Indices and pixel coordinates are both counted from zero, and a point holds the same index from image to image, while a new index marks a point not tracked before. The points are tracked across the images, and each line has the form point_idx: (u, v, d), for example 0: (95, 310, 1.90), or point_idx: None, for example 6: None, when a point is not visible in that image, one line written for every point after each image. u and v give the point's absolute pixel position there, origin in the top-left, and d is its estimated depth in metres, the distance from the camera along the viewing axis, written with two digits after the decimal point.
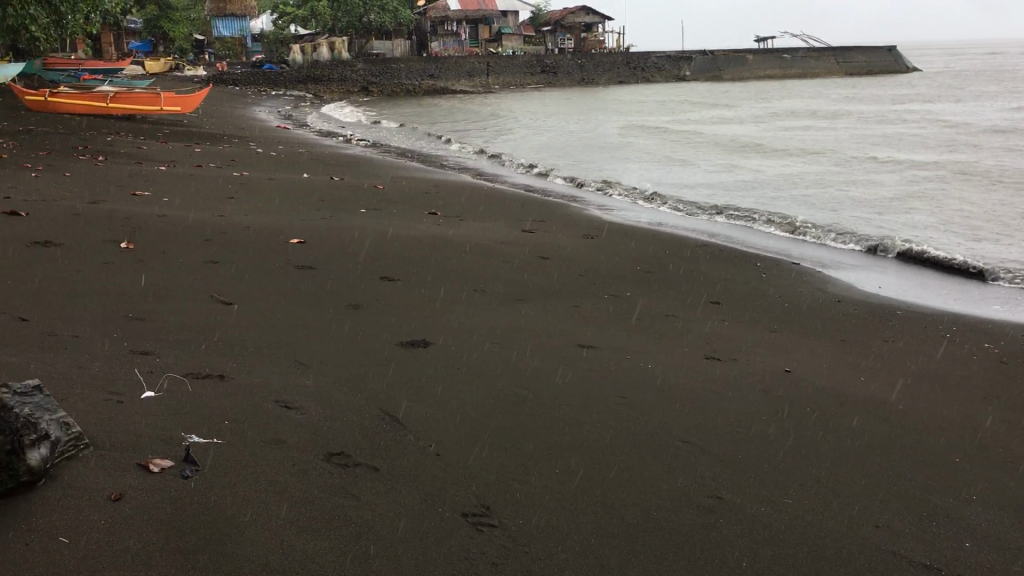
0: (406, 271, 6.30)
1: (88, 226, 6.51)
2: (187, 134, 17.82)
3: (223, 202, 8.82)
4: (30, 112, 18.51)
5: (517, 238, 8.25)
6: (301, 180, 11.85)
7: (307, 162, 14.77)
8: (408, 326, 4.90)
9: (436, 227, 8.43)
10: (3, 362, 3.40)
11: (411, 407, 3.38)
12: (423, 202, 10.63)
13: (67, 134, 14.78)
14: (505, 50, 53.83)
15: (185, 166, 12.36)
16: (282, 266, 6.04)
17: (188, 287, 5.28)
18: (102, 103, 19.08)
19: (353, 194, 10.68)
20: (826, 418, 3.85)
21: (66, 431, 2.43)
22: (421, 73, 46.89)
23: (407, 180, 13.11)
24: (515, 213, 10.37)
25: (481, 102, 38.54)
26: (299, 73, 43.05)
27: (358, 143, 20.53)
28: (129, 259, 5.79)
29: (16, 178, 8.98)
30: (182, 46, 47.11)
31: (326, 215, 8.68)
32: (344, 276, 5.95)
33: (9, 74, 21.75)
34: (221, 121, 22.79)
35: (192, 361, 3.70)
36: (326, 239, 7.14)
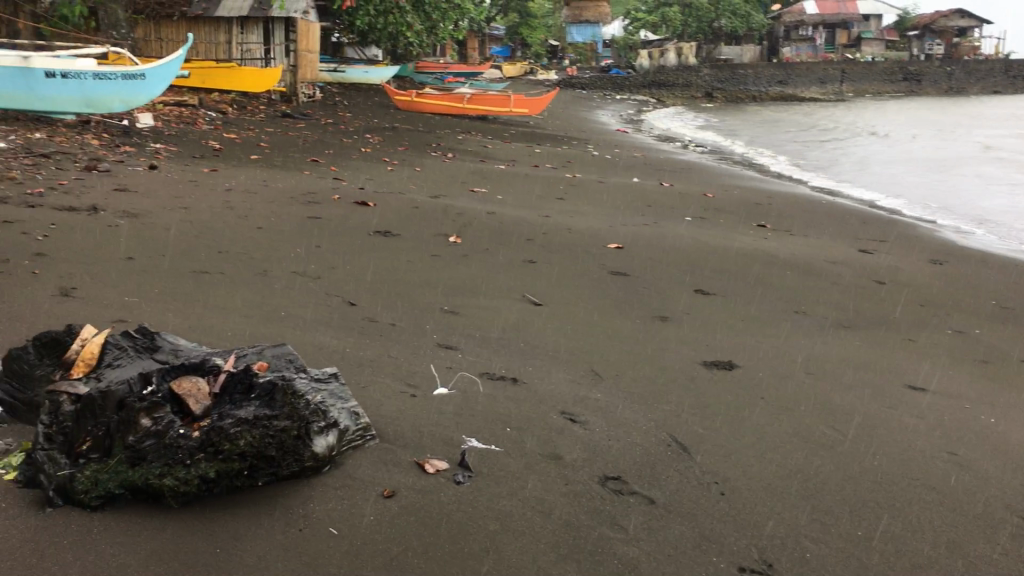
0: (724, 285, 6.04)
1: (425, 219, 6.95)
2: (531, 136, 18.65)
3: (553, 203, 9.05)
4: (398, 110, 20.35)
5: (852, 258, 7.64)
6: (633, 184, 11.89)
7: (641, 166, 14.82)
8: (717, 343, 4.67)
9: (762, 241, 8.04)
10: (324, 344, 3.67)
11: (703, 434, 3.18)
12: (754, 213, 10.21)
13: (426, 132, 16.05)
14: (864, 56, 50.76)
15: (523, 165, 12.88)
16: (597, 271, 6.03)
17: (505, 284, 5.44)
18: (459, 104, 20.47)
19: (681, 202, 10.52)
20: None
21: (357, 421, 2.54)
22: (770, 79, 45.55)
23: (739, 189, 12.69)
24: (853, 231, 9.65)
25: (831, 111, 36.62)
26: (645, 78, 43.58)
27: (695, 149, 20.30)
28: (456, 252, 6.09)
29: (375, 171, 9.86)
30: (538, 51, 49.55)
31: (651, 221, 8.61)
32: (658, 286, 5.82)
33: (384, 75, 24.09)
34: (565, 123, 23.61)
35: (491, 360, 3.77)
36: (646, 246, 7.06)
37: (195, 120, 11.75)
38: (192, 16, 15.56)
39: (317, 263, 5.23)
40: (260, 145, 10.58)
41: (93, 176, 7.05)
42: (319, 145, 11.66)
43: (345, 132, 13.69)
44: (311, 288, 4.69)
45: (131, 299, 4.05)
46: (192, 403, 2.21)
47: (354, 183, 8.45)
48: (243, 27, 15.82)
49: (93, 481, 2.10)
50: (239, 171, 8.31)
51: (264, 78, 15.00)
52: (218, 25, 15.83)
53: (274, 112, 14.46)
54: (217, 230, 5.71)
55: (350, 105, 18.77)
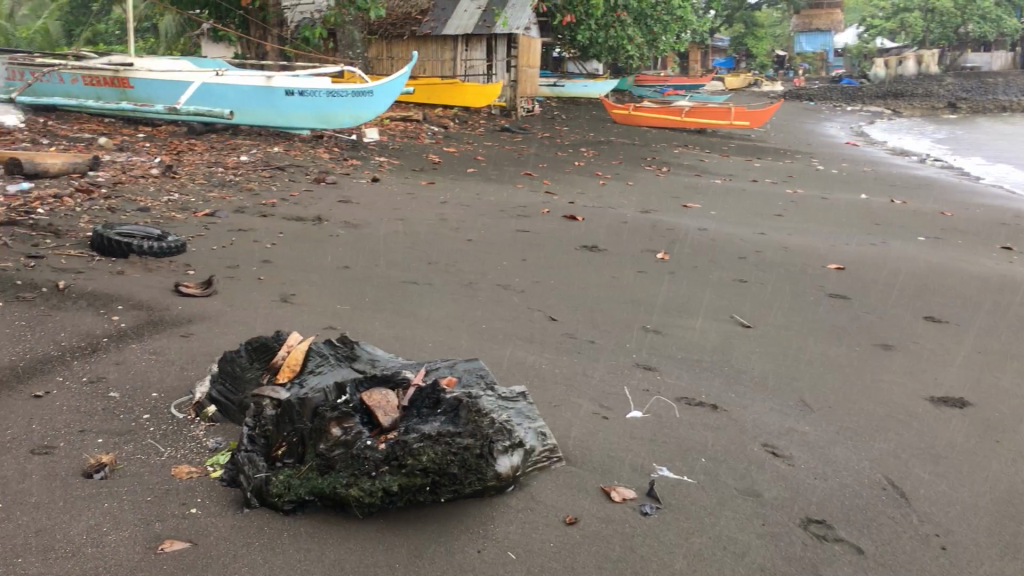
0: (958, 312, 5.53)
1: (634, 234, 6.85)
2: (752, 149, 18.07)
3: (771, 220, 8.69)
4: (616, 124, 20.35)
5: None
6: (860, 201, 11.22)
7: (871, 182, 13.98)
8: (947, 376, 4.26)
9: (1007, 265, 7.32)
10: (521, 359, 3.66)
11: (924, 478, 2.89)
12: (998, 234, 9.35)
13: (643, 146, 15.91)
14: None
15: (742, 180, 12.48)
16: (814, 293, 5.70)
17: (712, 303, 5.24)
18: (676, 117, 20.16)
19: (914, 220, 9.80)
20: None
21: (544, 442, 2.51)
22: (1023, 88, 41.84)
23: (983, 208, 11.68)
24: None
25: None
26: (879, 90, 41.27)
27: (932, 164, 18.92)
28: (663, 269, 5.95)
29: (588, 184, 9.86)
30: (763, 62, 48.07)
31: (878, 241, 8.05)
32: (882, 311, 5.42)
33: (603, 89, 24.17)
34: (789, 136, 22.75)
35: (691, 384, 3.62)
36: (870, 267, 6.61)
37: (418, 134, 12.23)
38: (421, 35, 16.25)
39: (523, 277, 5.27)
40: (478, 159, 10.86)
41: (321, 188, 7.47)
42: (535, 158, 11.83)
43: (561, 146, 13.81)
44: (514, 301, 4.72)
45: (343, 306, 4.22)
46: (382, 416, 2.22)
47: (565, 197, 8.48)
48: (468, 43, 16.35)
49: (286, 486, 2.15)
50: (455, 184, 8.56)
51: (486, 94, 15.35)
52: (445, 42, 16.38)
53: (493, 126, 14.84)
54: (429, 241, 5.89)
55: (569, 119, 18.96)
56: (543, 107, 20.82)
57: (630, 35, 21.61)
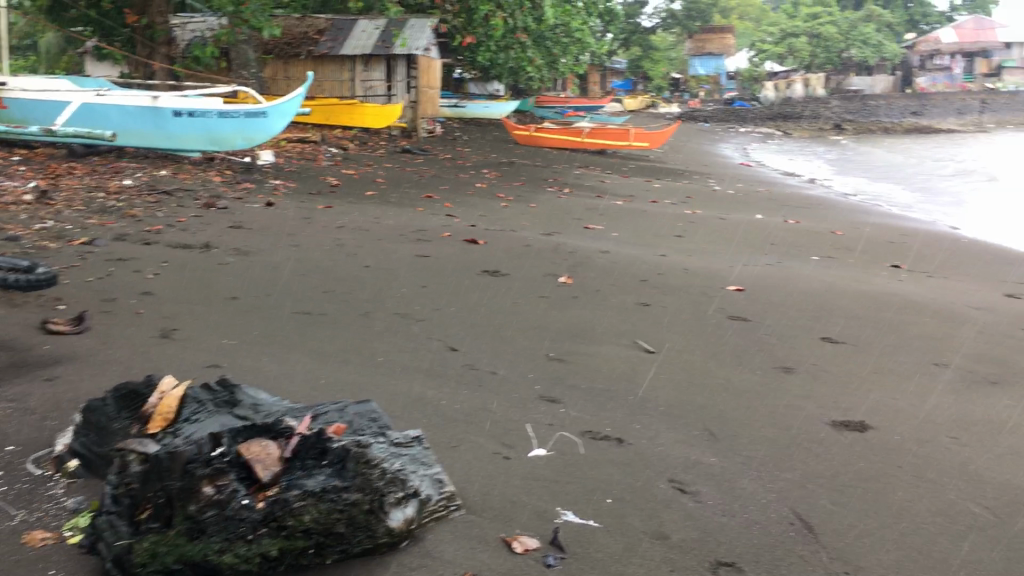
0: (855, 333, 5.60)
1: (536, 258, 6.75)
2: (651, 170, 18.33)
3: (672, 242, 8.74)
4: (517, 145, 20.38)
5: (999, 303, 7.04)
6: (756, 220, 11.43)
7: (766, 202, 14.31)
8: (847, 399, 4.27)
9: (898, 284, 7.51)
10: (419, 395, 3.49)
11: (830, 509, 2.83)
12: (887, 253, 9.63)
13: (544, 167, 15.94)
14: (1006, 84, 48.19)
15: (642, 201, 12.59)
16: (715, 316, 5.70)
17: (616, 329, 5.17)
18: (576, 137, 20.27)
19: (808, 239, 10.02)
20: None
21: (440, 489, 2.34)
22: (903, 110, 43.89)
23: (871, 227, 12.06)
24: (999, 273, 8.92)
25: (969, 143, 34.85)
26: (770, 111, 42.68)
27: (823, 184, 19.53)
28: (566, 293, 5.86)
29: (490, 206, 9.76)
30: (660, 84, 49.10)
31: (774, 261, 8.18)
32: (782, 333, 5.44)
33: (504, 110, 24.22)
34: (686, 157, 23.19)
35: (594, 416, 3.51)
36: (769, 288, 6.66)
37: (316, 156, 11.94)
38: (317, 54, 15.90)
39: (421, 304, 5.10)
40: (376, 181, 10.65)
41: (211, 213, 7.15)
42: (437, 180, 11.68)
43: (462, 168, 13.70)
44: (412, 331, 4.55)
45: (229, 341, 3.97)
46: (260, 470, 2.03)
47: (465, 220, 8.35)
48: (367, 64, 16.20)
49: (151, 553, 1.94)
50: (352, 207, 8.34)
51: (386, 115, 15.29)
52: (342, 63, 16.22)
53: (393, 148, 14.64)
54: (324, 268, 5.66)
55: (470, 140, 18.89)
56: (444, 128, 20.70)
57: (531, 57, 21.71)
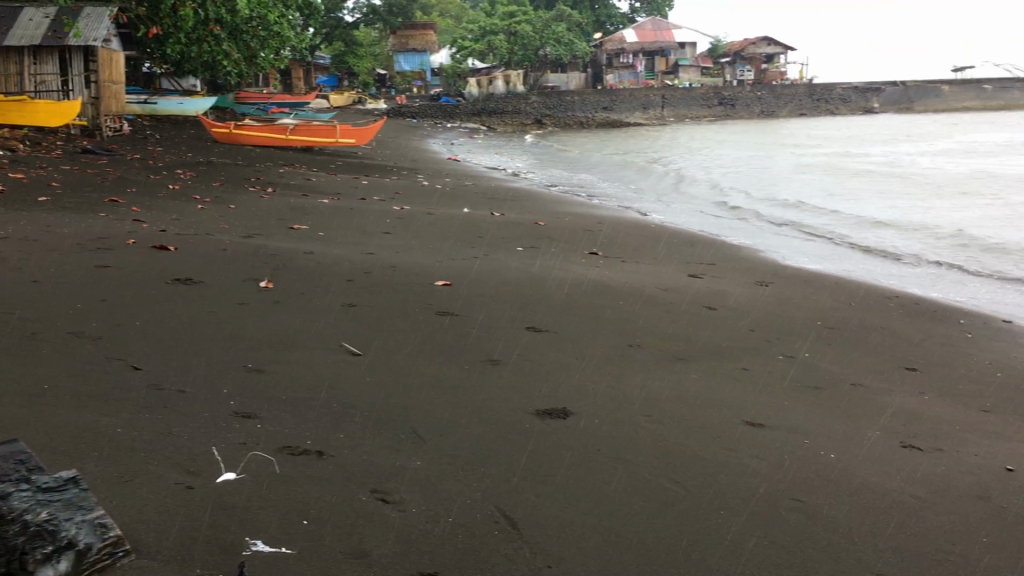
0: (557, 320, 5.77)
1: (234, 263, 6.37)
2: (359, 167, 18.16)
3: (380, 239, 8.66)
4: (217, 143, 19.40)
5: (683, 283, 7.60)
6: (463, 214, 11.63)
7: (472, 196, 14.65)
8: (550, 387, 4.37)
9: (594, 270, 7.91)
10: (92, 424, 3.11)
11: (534, 501, 2.83)
12: (584, 240, 10.16)
13: (247, 166, 15.28)
14: (681, 82, 52.93)
15: (350, 199, 12.41)
16: (422, 313, 5.66)
17: (322, 332, 4.97)
18: (279, 135, 19.75)
19: (512, 231, 10.33)
20: None
21: (103, 535, 2.02)
22: (595, 104, 47.07)
23: (569, 217, 12.70)
24: (682, 255, 9.68)
25: (652, 136, 37.95)
26: (474, 106, 44.12)
27: (526, 177, 20.34)
28: (266, 298, 5.56)
29: (185, 209, 9.15)
30: (366, 80, 48.96)
31: (481, 254, 8.32)
32: (490, 325, 5.50)
33: (202, 106, 23.00)
34: (395, 153, 23.26)
35: (294, 430, 3.30)
36: (476, 281, 6.74)
37: None
38: None
39: (100, 321, 4.61)
40: (51, 185, 9.63)
41: None
42: (125, 184, 10.81)
43: (155, 169, 12.78)
44: (87, 351, 4.08)
45: None
46: None
47: (156, 225, 7.75)
48: (36, 57, 14.69)
49: None
50: (20, 215, 7.46)
51: (63, 110, 13.95)
52: (6, 57, 14.61)
53: (74, 149, 13.38)
54: None
55: (165, 140, 17.75)
56: (135, 127, 19.28)
57: (228, 50, 20.72)
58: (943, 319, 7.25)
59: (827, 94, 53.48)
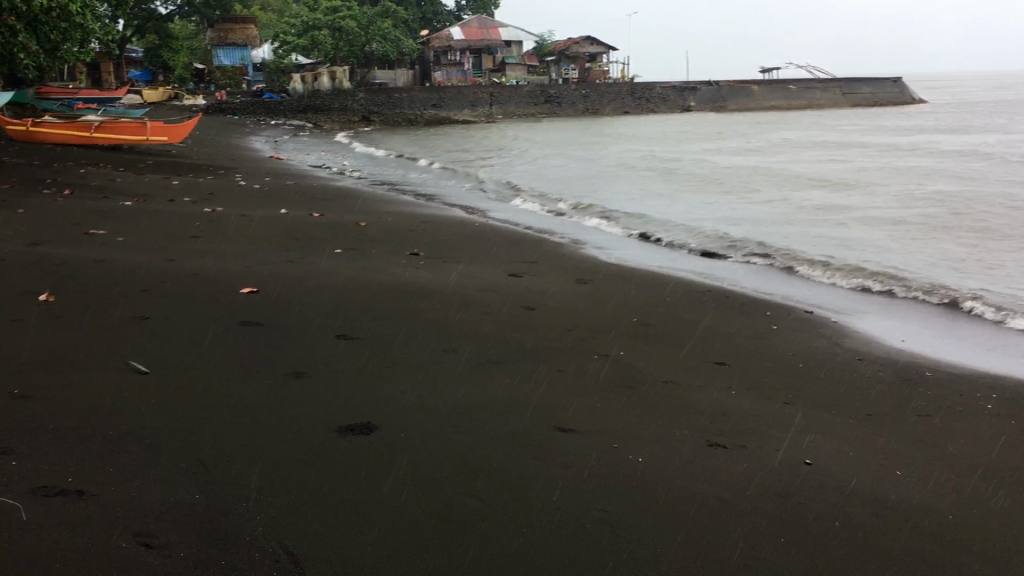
0: (369, 325, 5.56)
1: (11, 276, 5.80)
2: (172, 166, 17.26)
3: (185, 244, 8.16)
4: (11, 141, 17.97)
5: (503, 282, 7.53)
6: (280, 215, 11.19)
7: (292, 195, 14.14)
8: (355, 399, 4.17)
9: (413, 271, 7.72)
10: None
11: (323, 540, 2.64)
12: (407, 241, 9.95)
13: (44, 166, 14.18)
14: (508, 79, 53.54)
15: (158, 201, 11.71)
16: (223, 323, 5.32)
17: (106, 349, 4.57)
18: (84, 134, 18.62)
19: (331, 232, 9.99)
20: (845, 540, 3.04)
21: None
22: (424, 102, 46.91)
23: (393, 216, 12.45)
24: (505, 254, 9.64)
25: (480, 134, 38.23)
26: (298, 102, 43.11)
27: (351, 176, 19.91)
28: (46, 313, 5.08)
29: None
30: (182, 75, 46.84)
31: (295, 257, 7.97)
32: (296, 335, 5.22)
33: None
34: (212, 151, 22.28)
35: (59, 468, 2.98)
36: (286, 286, 6.42)
37: None
38: None
39: None
40: None
41: None
42: None
43: None
44: None
45: None
46: None
47: None
48: None
49: None
50: None
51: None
52: None
53: None
54: None
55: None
56: None
57: (24, 43, 19.21)
58: (753, 311, 7.48)
59: (647, 93, 55.49)
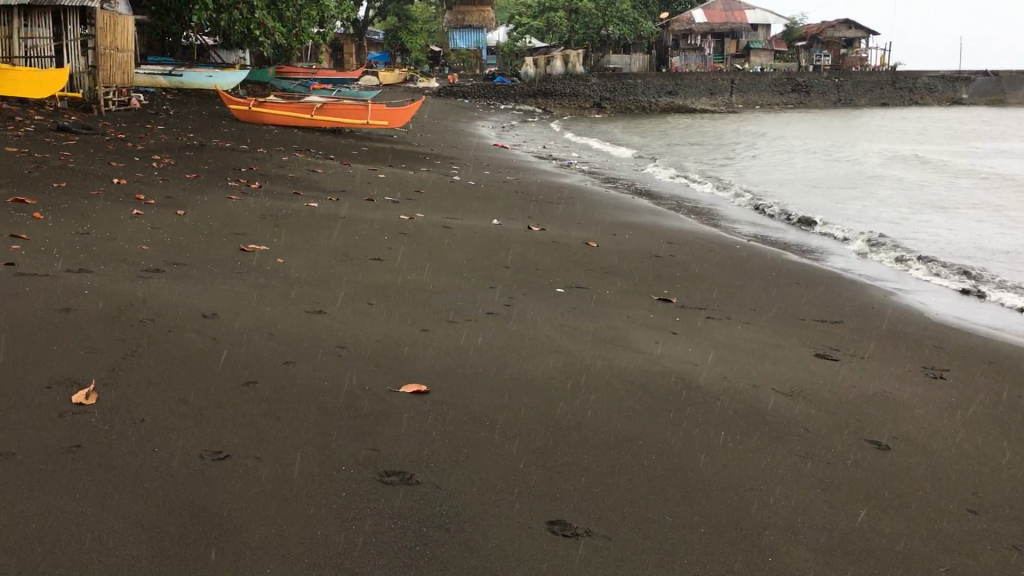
0: (604, 497, 3.03)
1: (74, 347, 3.79)
2: (389, 154, 15.68)
3: (356, 275, 6.00)
4: (233, 121, 17.05)
5: (816, 376, 4.75)
6: (491, 226, 9.02)
7: (513, 196, 11.99)
8: None
9: (670, 344, 5.10)
10: None
11: None
12: (652, 276, 7.34)
13: (248, 152, 12.98)
14: (752, 67, 49.54)
15: (353, 199, 9.91)
16: (350, 479, 2.97)
17: (80, 560, 2.35)
18: (307, 116, 17.32)
19: (554, 258, 7.55)
20: None
21: None
22: (659, 90, 44.12)
23: (630, 230, 9.88)
24: (792, 302, 6.87)
25: (720, 126, 35.03)
26: (529, 88, 41.79)
27: (580, 170, 17.66)
28: (70, 443, 2.96)
29: (109, 224, 6.76)
30: (417, 57, 46.64)
31: (495, 305, 5.63)
32: (476, 521, 2.79)
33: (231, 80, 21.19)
34: (435, 137, 20.76)
35: None
36: (472, 378, 4.01)
37: None
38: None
39: None
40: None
41: None
42: (53, 178, 8.55)
43: (127, 157, 10.67)
44: None
45: None
46: None
47: (31, 257, 5.28)
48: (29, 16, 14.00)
49: None
50: None
51: (53, 81, 13.28)
52: None
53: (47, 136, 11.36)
54: None
55: (171, 117, 15.84)
56: (142, 100, 17.26)
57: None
58: None
59: (910, 83, 49.72)
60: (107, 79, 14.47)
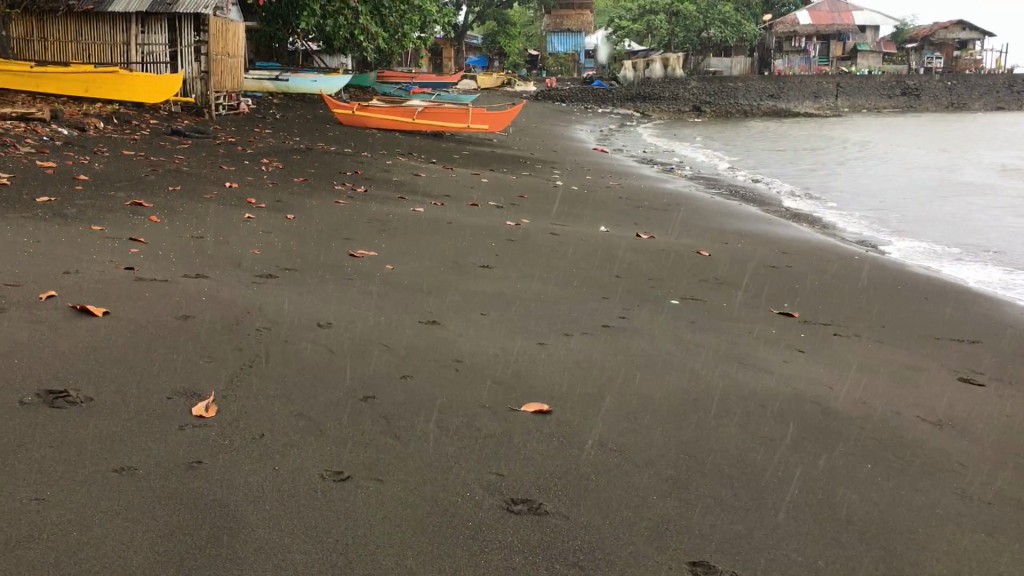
0: (749, 535, 2.79)
1: (193, 356, 3.73)
2: (490, 158, 15.61)
3: (466, 283, 5.87)
4: (337, 124, 17.20)
5: (963, 403, 4.40)
6: (598, 233, 8.81)
7: (617, 202, 11.74)
8: None
9: (799, 363, 4.80)
10: None
11: None
12: (770, 288, 7.01)
13: (352, 155, 13.06)
14: (859, 69, 48.01)
15: (457, 204, 9.83)
16: (476, 505, 2.80)
17: None
18: (408, 118, 17.34)
19: (667, 268, 7.30)
20: None
21: None
22: (761, 93, 43.18)
23: (741, 239, 9.53)
24: (923, 319, 6.45)
25: (825, 130, 34.01)
26: (628, 92, 41.38)
27: (682, 175, 17.28)
28: (191, 458, 2.87)
29: (221, 227, 6.81)
30: (515, 61, 46.76)
31: (611, 317, 5.42)
32: (613, 559, 2.59)
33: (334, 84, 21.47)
34: (535, 141, 20.64)
35: None
36: (596, 398, 3.81)
37: (16, 143, 9.27)
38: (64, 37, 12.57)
39: None
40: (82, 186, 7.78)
41: None
42: (168, 181, 8.70)
43: (237, 160, 10.83)
44: None
45: None
46: None
47: (147, 261, 5.30)
48: (145, 24, 14.39)
49: None
50: None
51: (162, 89, 13.61)
52: (115, 25, 14.32)
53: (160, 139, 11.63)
54: None
55: (277, 120, 16.11)
56: (251, 103, 17.60)
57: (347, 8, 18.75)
58: None
59: None
60: (218, 83, 14.77)
